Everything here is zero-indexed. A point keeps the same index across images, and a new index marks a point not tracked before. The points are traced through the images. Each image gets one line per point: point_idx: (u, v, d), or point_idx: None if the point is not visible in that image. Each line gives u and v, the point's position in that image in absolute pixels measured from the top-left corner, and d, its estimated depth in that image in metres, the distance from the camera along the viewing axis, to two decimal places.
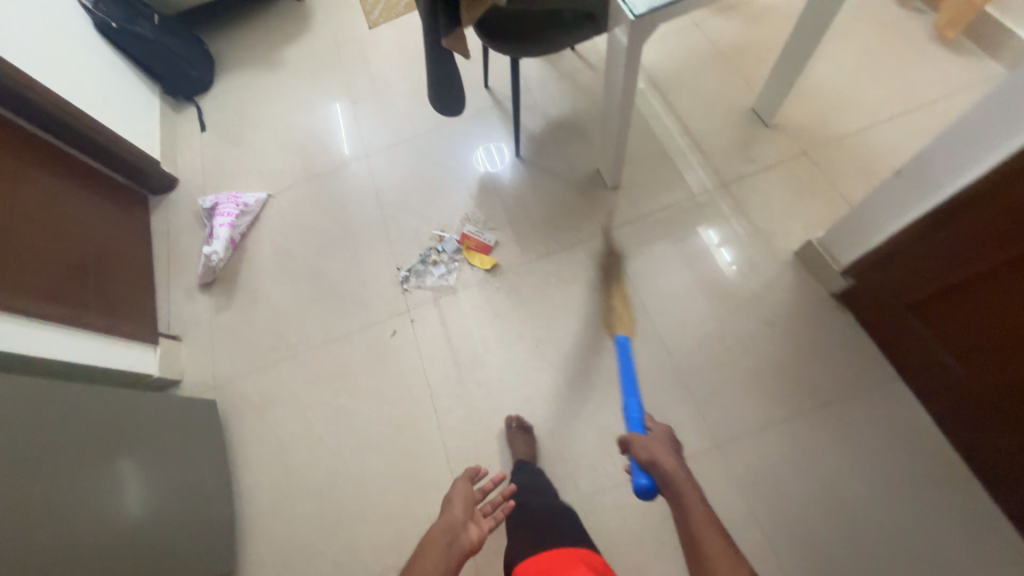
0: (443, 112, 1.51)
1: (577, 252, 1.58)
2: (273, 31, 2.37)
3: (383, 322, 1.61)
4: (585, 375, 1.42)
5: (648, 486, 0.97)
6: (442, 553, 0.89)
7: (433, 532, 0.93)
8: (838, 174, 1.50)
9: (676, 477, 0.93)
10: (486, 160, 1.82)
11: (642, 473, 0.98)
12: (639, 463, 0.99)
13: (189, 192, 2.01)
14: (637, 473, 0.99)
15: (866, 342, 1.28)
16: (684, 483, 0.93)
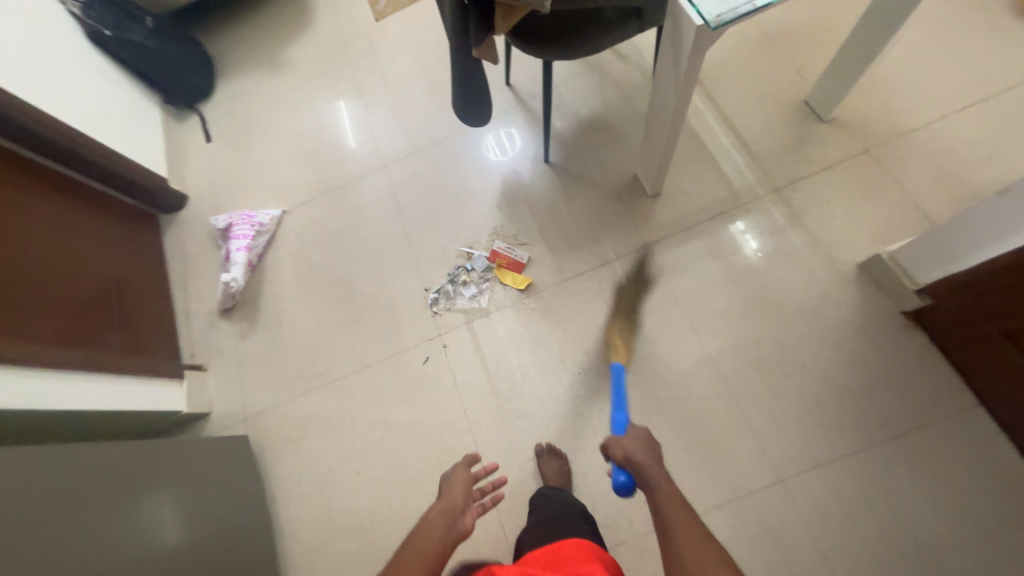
0: (467, 121, 1.39)
1: (617, 267, 1.48)
2: (274, 29, 2.22)
3: (414, 347, 1.53)
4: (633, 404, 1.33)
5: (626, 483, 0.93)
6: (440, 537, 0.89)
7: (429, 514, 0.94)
8: (905, 175, 1.37)
9: (645, 465, 0.89)
10: (497, 147, 1.74)
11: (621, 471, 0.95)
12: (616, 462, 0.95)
13: (201, 210, 1.92)
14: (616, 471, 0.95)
15: (941, 365, 1.19)
16: (654, 470, 0.88)
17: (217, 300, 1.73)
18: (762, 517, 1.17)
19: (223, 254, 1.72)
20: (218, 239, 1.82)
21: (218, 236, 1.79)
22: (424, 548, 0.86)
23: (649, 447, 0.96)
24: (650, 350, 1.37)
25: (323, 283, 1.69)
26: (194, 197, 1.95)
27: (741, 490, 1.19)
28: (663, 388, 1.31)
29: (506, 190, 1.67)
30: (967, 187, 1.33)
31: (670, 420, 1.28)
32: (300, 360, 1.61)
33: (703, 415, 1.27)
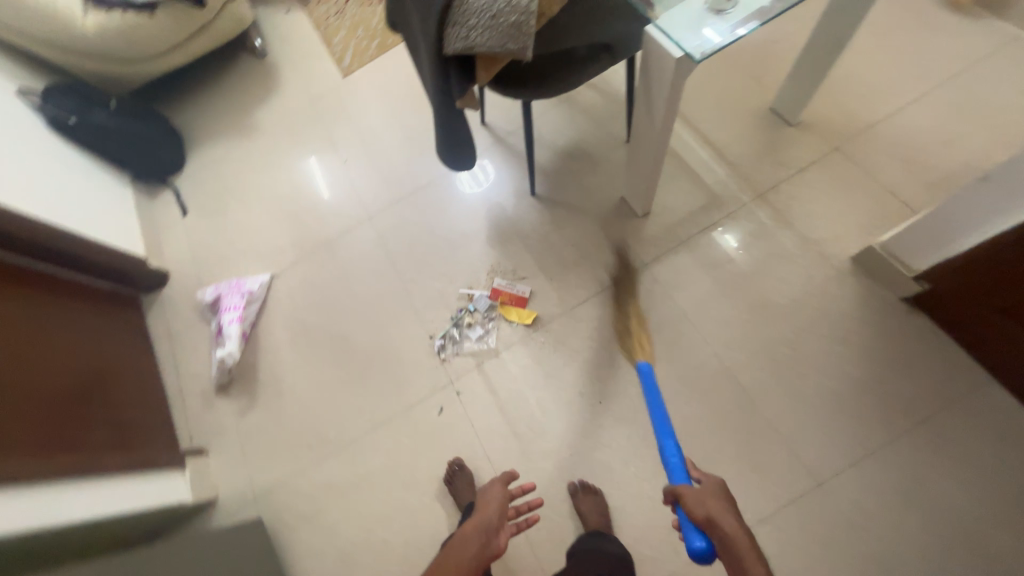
0: (451, 166, 1.40)
1: (620, 290, 1.48)
2: (239, 94, 2.21)
3: (426, 399, 1.48)
4: None
5: (702, 550, 0.78)
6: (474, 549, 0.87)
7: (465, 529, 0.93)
8: (877, 167, 1.43)
9: (736, 536, 0.75)
10: (470, 180, 1.77)
11: (697, 534, 0.79)
12: (695, 523, 0.79)
13: (184, 286, 1.85)
14: (690, 533, 0.80)
15: (949, 345, 1.22)
16: (746, 544, 0.74)
17: (211, 377, 1.65)
18: (809, 525, 1.14)
19: (214, 328, 1.66)
20: (206, 313, 1.75)
21: (206, 309, 1.73)
22: (461, 561, 0.85)
23: (731, 507, 0.82)
24: (668, 369, 1.35)
25: (322, 344, 1.63)
26: (175, 272, 1.89)
27: (782, 500, 1.18)
28: (688, 407, 1.30)
29: (498, 227, 1.67)
30: (937, 172, 1.39)
31: (699, 438, 1.26)
32: (307, 429, 1.53)
33: (731, 428, 1.26)
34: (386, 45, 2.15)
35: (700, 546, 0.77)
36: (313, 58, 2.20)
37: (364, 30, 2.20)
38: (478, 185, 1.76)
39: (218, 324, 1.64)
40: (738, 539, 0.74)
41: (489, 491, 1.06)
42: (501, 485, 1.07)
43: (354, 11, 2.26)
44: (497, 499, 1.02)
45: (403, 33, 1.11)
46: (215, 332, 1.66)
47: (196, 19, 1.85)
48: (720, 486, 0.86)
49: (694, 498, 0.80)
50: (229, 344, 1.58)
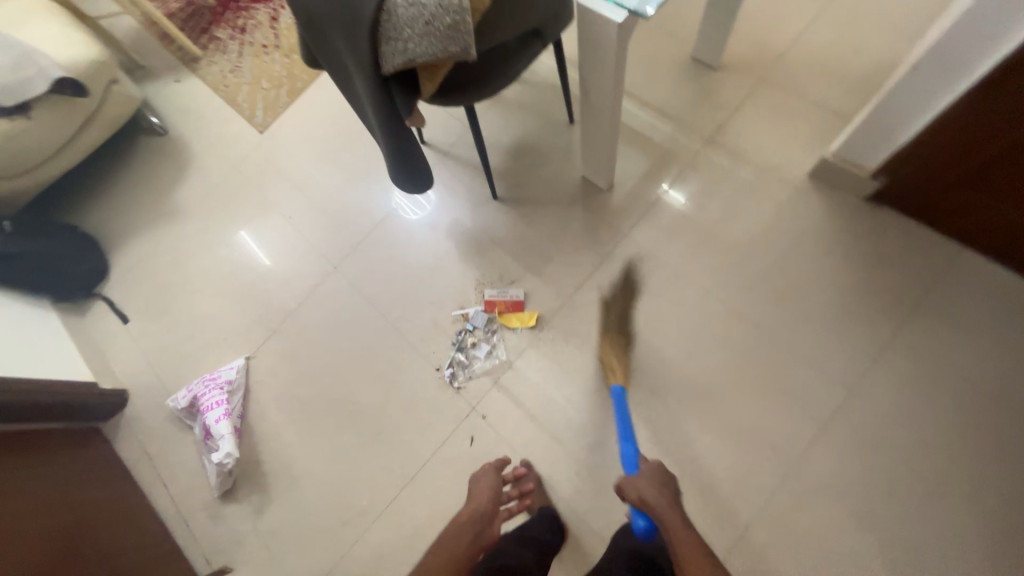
0: (410, 189, 1.35)
1: (611, 266, 1.48)
2: (150, 180, 2.02)
3: (454, 433, 1.40)
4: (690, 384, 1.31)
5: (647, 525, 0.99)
6: (472, 533, 0.96)
7: (461, 516, 1.01)
8: (803, 88, 1.52)
9: (659, 507, 0.94)
10: (412, 207, 1.71)
11: (638, 514, 1.00)
12: (632, 505, 1.00)
13: (149, 398, 1.66)
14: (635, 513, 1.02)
15: (919, 228, 1.30)
16: (667, 511, 0.93)
17: (211, 486, 1.48)
18: (856, 430, 1.18)
19: (200, 432, 1.49)
20: (184, 420, 1.57)
21: (184, 416, 1.55)
22: (460, 543, 0.93)
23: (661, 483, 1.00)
24: (680, 327, 1.36)
25: (325, 412, 1.51)
26: (135, 387, 1.69)
27: (825, 415, 1.21)
28: (710, 357, 1.31)
29: (471, 239, 1.62)
30: (856, 77, 1.49)
31: (731, 383, 1.28)
32: (336, 506, 1.40)
33: (757, 364, 1.28)
34: (295, 89, 2.04)
35: (641, 525, 0.99)
36: (222, 122, 2.06)
37: (268, 80, 2.08)
38: (419, 210, 1.70)
39: (203, 426, 1.48)
40: (658, 509, 0.93)
41: (481, 480, 1.16)
42: (493, 472, 1.17)
43: (251, 64, 2.13)
44: (487, 486, 1.12)
45: (329, 61, 1.05)
46: (202, 436, 1.49)
47: (81, 110, 1.67)
48: (653, 470, 1.04)
49: (626, 485, 1.00)
50: (223, 444, 1.41)
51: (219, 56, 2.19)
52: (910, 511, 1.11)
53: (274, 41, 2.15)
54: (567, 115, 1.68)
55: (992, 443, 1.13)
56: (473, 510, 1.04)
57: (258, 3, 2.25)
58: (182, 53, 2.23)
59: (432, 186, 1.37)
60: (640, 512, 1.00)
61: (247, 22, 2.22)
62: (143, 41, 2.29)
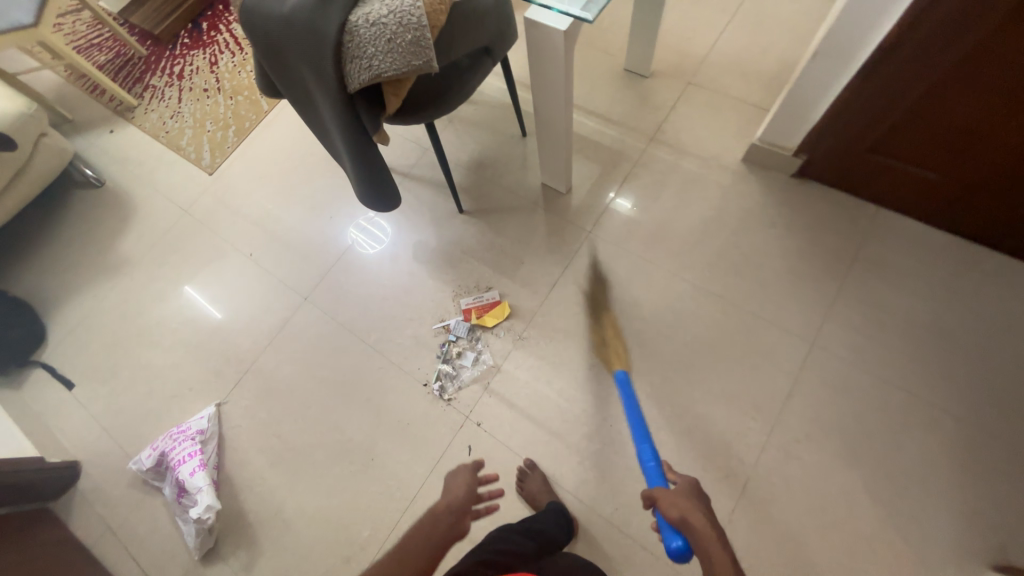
0: (379, 207, 1.36)
1: (581, 261, 1.55)
2: (88, 234, 1.90)
3: (450, 445, 1.38)
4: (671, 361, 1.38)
5: (682, 548, 0.81)
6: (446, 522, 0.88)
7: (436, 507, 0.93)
8: (724, 87, 1.71)
9: (704, 530, 0.79)
10: (367, 240, 1.71)
11: (675, 535, 0.83)
12: (669, 523, 0.84)
13: (109, 465, 1.51)
14: (669, 534, 0.84)
15: (842, 195, 1.48)
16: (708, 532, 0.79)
17: (190, 548, 1.35)
18: (823, 379, 1.29)
19: (171, 490, 1.36)
20: (151, 483, 1.43)
21: (150, 477, 1.42)
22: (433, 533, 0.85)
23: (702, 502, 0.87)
24: (653, 309, 1.44)
25: (311, 448, 1.44)
26: (90, 456, 1.54)
27: (794, 370, 1.31)
28: (684, 333, 1.40)
29: (443, 254, 1.64)
30: (767, 74, 1.70)
31: (706, 354, 1.37)
32: (335, 544, 1.33)
33: (727, 333, 1.38)
34: (243, 128, 2.01)
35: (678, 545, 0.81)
36: (166, 168, 1.99)
37: (213, 123, 2.05)
38: (373, 244, 1.70)
39: (175, 482, 1.35)
40: (706, 535, 0.78)
41: (456, 476, 1.08)
42: (469, 471, 1.10)
43: (192, 108, 2.09)
44: (464, 484, 1.04)
45: (288, 86, 1.07)
46: (173, 495, 1.36)
47: (7, 166, 1.57)
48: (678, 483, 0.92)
49: (666, 497, 0.85)
50: (200, 497, 1.30)
51: (156, 103, 2.14)
52: (881, 445, 1.21)
53: (215, 84, 2.13)
54: (519, 127, 1.78)
55: (937, 372, 1.26)
56: (448, 502, 0.95)
57: (194, 50, 2.23)
58: (115, 104, 2.16)
59: (399, 204, 1.39)
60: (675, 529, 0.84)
61: (184, 68, 2.19)
62: (70, 95, 2.19)
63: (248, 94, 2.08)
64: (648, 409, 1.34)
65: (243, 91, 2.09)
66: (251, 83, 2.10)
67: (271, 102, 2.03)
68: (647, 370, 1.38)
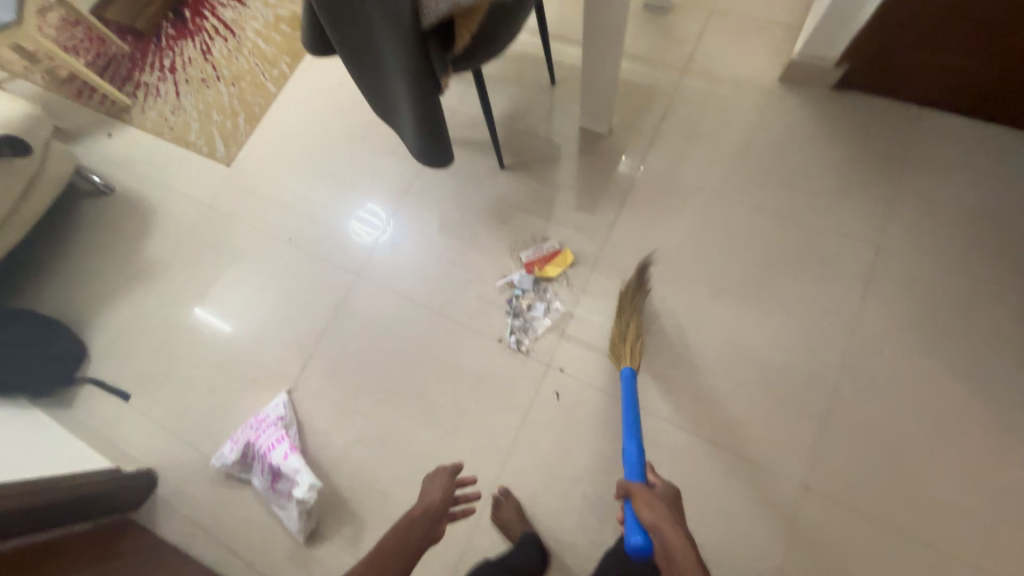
0: (434, 163, 1.30)
1: (634, 200, 1.54)
2: (108, 242, 1.80)
3: (538, 395, 1.39)
4: (744, 282, 1.40)
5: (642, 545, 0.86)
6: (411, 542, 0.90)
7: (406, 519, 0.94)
8: (748, 11, 1.70)
9: (676, 542, 0.79)
10: (367, 228, 1.67)
11: (638, 533, 0.87)
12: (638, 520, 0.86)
13: (186, 467, 1.47)
14: (631, 530, 0.88)
15: (883, 100, 1.50)
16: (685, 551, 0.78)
17: (291, 533, 1.34)
18: (893, 277, 1.33)
19: (263, 476, 1.34)
20: (237, 475, 1.41)
21: (236, 469, 1.39)
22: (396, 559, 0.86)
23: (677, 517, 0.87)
24: (715, 236, 1.46)
25: (395, 419, 1.43)
26: (164, 463, 1.49)
27: (864, 272, 1.35)
28: (750, 253, 1.42)
29: (492, 212, 1.61)
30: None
31: (774, 270, 1.40)
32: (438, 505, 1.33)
33: (792, 248, 1.41)
34: (252, 115, 1.91)
35: (638, 539, 0.86)
36: (179, 166, 1.89)
37: (219, 112, 1.93)
38: (374, 232, 1.66)
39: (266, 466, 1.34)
40: (682, 555, 0.77)
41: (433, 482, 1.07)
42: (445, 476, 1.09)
43: (193, 99, 1.97)
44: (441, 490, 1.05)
45: (343, 21, 1.00)
46: (266, 480, 1.34)
47: (18, 175, 1.47)
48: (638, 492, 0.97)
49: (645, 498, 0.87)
50: (300, 478, 1.27)
51: (152, 100, 2.00)
52: (958, 329, 1.27)
53: (213, 73, 2.00)
54: (548, 76, 1.74)
55: (1002, 254, 1.31)
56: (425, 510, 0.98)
57: (182, 40, 2.09)
58: (109, 106, 2.03)
59: (452, 158, 1.32)
60: (640, 527, 0.87)
61: (176, 60, 2.06)
62: (55, 103, 2.05)
63: (250, 78, 1.96)
64: (728, 330, 1.36)
65: (244, 76, 1.97)
66: (250, 67, 1.97)
67: (277, 84, 1.93)
68: (721, 293, 1.39)
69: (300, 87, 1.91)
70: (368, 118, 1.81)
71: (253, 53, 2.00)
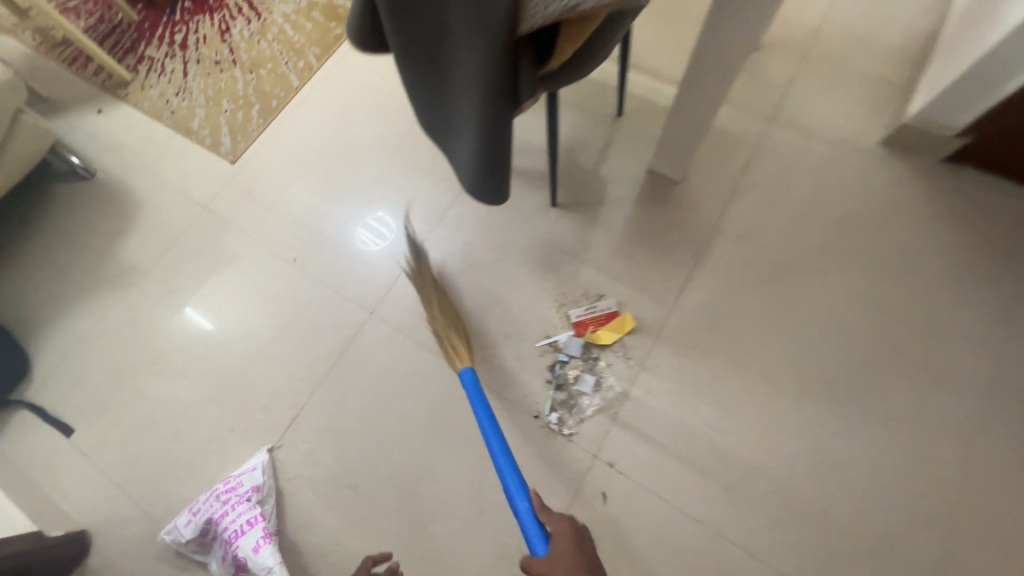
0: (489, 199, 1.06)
1: (708, 262, 1.32)
2: (77, 237, 1.52)
3: (579, 491, 1.13)
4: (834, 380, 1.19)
5: None
6: None
7: None
8: (847, 61, 1.50)
9: None
10: (372, 236, 1.44)
11: None
12: None
13: (131, 535, 1.18)
14: None
15: (1001, 183, 1.31)
16: None
17: None
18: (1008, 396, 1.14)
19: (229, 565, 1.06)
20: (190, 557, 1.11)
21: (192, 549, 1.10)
22: None
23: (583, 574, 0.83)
24: (800, 319, 1.25)
25: (401, 501, 1.16)
26: (105, 525, 1.19)
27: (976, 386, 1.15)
28: (840, 346, 1.22)
29: (539, 255, 1.36)
30: (897, 44, 1.50)
31: (868, 369, 1.19)
32: None
33: (890, 345, 1.21)
34: (268, 108, 1.64)
35: None
36: (173, 156, 1.62)
37: (231, 101, 1.66)
38: (378, 241, 1.44)
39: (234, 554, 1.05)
40: None
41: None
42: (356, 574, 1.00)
43: (202, 83, 1.70)
44: None
45: (405, 6, 0.75)
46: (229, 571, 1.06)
47: None
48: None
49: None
50: None
51: (153, 77, 1.73)
52: None
53: (228, 56, 1.73)
54: (615, 105, 1.52)
55: None
56: None
57: (197, 14, 1.83)
58: (103, 78, 1.75)
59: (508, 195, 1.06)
60: None
61: (187, 37, 1.79)
62: (41, 69, 1.78)
63: (271, 66, 1.70)
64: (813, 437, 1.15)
65: (264, 64, 1.71)
66: (272, 54, 1.72)
67: (302, 78, 1.68)
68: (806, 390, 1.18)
69: (327, 84, 1.66)
70: (403, 129, 1.57)
71: (278, 41, 1.74)
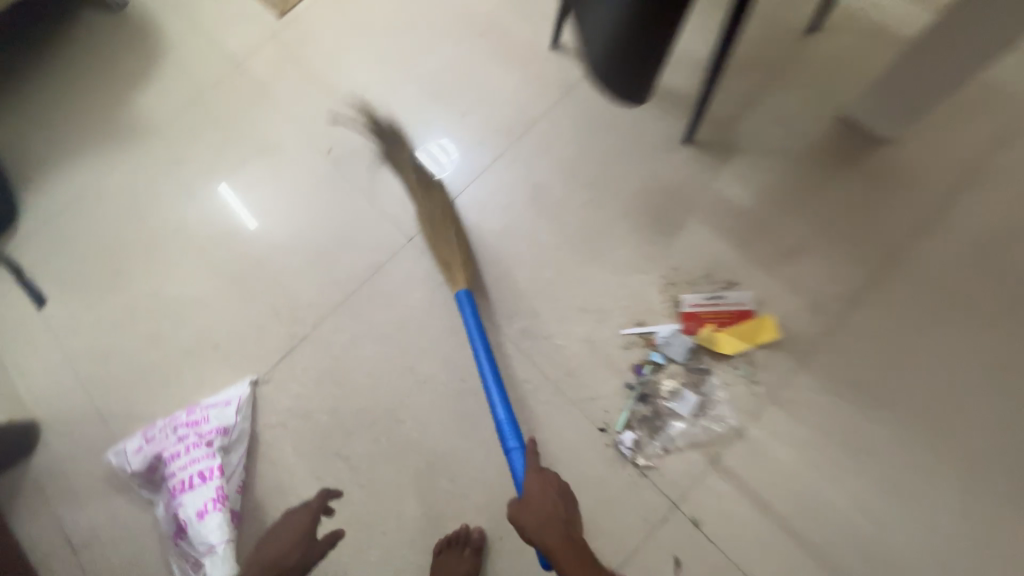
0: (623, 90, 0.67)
1: (906, 270, 0.88)
2: (91, 77, 1.25)
3: (641, 548, 0.80)
4: None
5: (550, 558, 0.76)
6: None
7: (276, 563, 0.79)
8: None
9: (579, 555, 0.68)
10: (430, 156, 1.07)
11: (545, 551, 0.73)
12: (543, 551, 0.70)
13: (83, 442, 0.97)
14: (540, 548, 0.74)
15: None
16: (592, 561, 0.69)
17: None
18: None
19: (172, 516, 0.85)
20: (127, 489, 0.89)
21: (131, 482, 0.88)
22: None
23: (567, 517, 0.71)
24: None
25: (402, 490, 0.88)
26: (58, 423, 0.99)
27: None
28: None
29: (651, 209, 0.96)
30: None
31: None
32: None
33: None
34: None
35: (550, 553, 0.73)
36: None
37: None
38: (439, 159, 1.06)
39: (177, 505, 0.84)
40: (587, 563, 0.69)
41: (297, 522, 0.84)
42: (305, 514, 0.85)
43: None
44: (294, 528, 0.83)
45: None
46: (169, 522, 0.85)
47: None
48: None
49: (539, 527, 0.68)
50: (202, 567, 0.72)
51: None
52: None
53: None
54: (810, 14, 1.02)
55: None
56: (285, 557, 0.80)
57: None
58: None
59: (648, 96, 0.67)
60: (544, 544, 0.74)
61: None
62: None
63: None
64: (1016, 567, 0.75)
65: None
66: None
67: None
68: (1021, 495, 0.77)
69: None
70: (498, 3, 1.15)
71: None
